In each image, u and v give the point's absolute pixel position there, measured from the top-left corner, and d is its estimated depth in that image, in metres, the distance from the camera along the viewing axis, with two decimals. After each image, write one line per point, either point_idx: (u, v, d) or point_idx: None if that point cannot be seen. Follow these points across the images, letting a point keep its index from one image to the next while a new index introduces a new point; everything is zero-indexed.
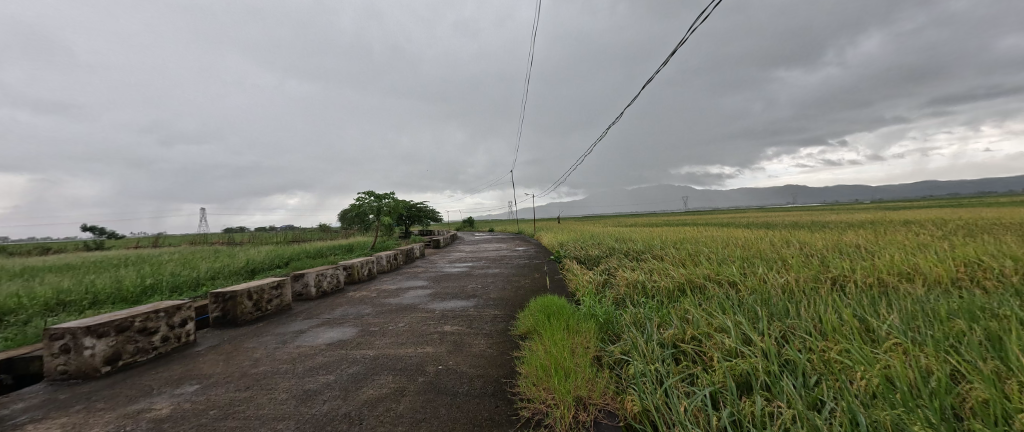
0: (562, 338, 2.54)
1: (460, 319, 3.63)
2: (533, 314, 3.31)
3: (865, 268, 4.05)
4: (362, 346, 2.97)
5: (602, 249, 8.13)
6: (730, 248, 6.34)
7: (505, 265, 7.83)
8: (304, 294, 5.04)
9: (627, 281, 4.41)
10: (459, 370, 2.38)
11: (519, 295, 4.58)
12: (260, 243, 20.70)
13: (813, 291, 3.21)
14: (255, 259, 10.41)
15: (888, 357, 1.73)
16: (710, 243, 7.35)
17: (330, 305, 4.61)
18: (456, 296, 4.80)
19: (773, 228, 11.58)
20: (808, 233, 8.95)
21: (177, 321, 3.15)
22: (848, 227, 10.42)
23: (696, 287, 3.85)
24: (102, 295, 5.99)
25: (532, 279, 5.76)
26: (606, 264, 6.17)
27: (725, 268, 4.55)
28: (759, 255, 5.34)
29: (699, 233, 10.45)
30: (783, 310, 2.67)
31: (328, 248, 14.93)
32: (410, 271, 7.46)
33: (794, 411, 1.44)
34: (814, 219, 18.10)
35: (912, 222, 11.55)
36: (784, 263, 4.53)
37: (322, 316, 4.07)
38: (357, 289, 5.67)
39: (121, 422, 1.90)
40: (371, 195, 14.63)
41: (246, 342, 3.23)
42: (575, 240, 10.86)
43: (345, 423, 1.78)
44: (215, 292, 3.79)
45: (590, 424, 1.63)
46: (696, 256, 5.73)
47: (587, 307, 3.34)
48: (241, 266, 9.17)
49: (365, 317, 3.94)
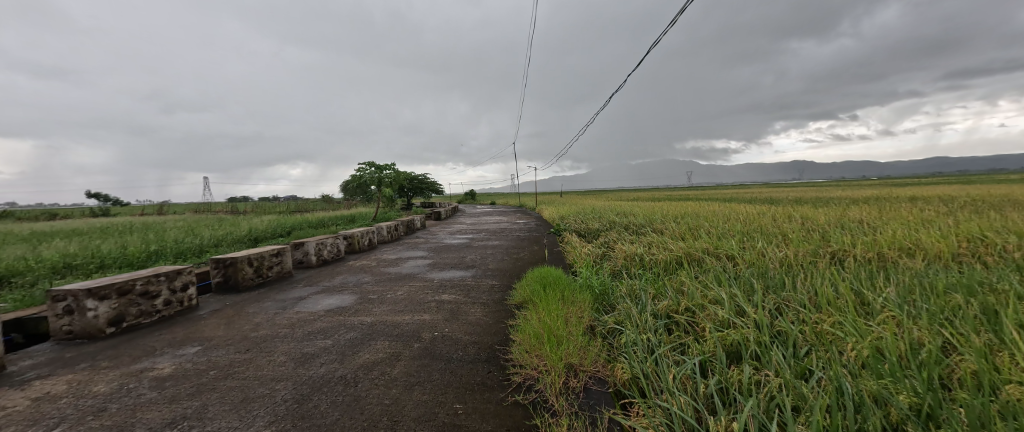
0: (557, 308, 2.57)
1: (458, 288, 3.68)
2: (529, 284, 3.34)
3: (865, 244, 4.02)
4: (361, 313, 3.02)
5: (602, 223, 8.13)
6: (732, 222, 6.30)
7: (505, 237, 7.87)
8: (305, 262, 5.10)
9: (625, 254, 4.41)
10: (455, 336, 2.43)
11: (517, 266, 4.61)
12: (264, 212, 20.88)
13: (811, 265, 3.21)
14: (258, 228, 10.50)
15: (880, 329, 1.73)
16: (712, 217, 7.31)
17: (330, 274, 4.67)
18: (455, 266, 4.85)
19: (776, 203, 11.47)
20: (811, 208, 8.88)
21: (178, 286, 3.20)
22: (853, 203, 10.30)
23: (695, 260, 3.86)
24: (108, 260, 6.10)
25: (532, 250, 5.79)
26: (605, 237, 6.17)
27: (724, 242, 4.53)
28: (760, 229, 5.32)
29: (701, 207, 10.38)
30: (778, 282, 2.67)
31: (328, 219, 15.01)
32: (411, 241, 7.51)
33: (781, 380, 1.45)
34: (821, 195, 17.93)
35: (919, 198, 11.42)
36: (784, 237, 4.51)
37: (322, 284, 4.13)
38: (358, 258, 5.73)
39: (125, 381, 1.96)
40: (371, 165, 14.54)
41: (247, 307, 3.28)
42: (576, 214, 10.83)
43: (341, 385, 1.82)
44: (215, 258, 3.83)
45: (579, 391, 1.66)
46: (696, 229, 5.71)
47: (583, 278, 3.37)
48: (243, 234, 9.26)
49: (364, 285, 3.99)
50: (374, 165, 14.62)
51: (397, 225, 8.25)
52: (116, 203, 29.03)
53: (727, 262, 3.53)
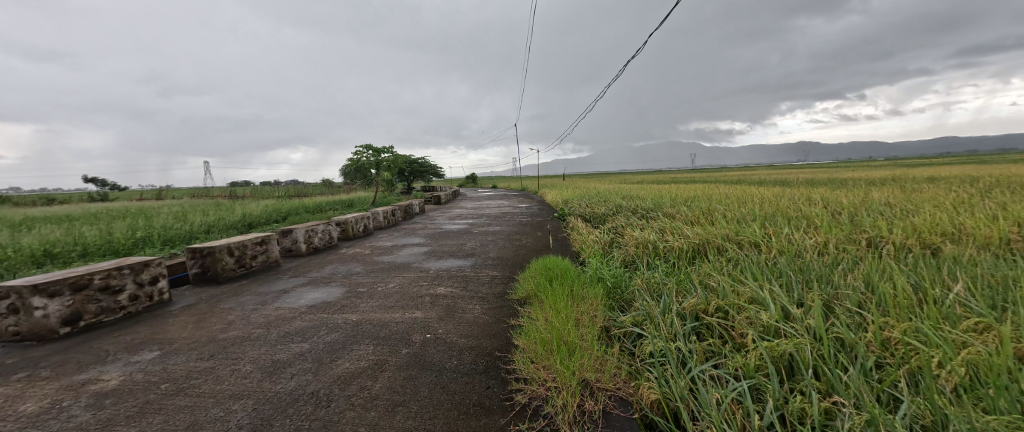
0: (566, 306, 2.24)
1: (455, 280, 3.36)
2: (533, 276, 3.03)
3: (903, 229, 3.64)
4: (346, 310, 2.71)
5: (609, 207, 7.76)
6: (748, 206, 5.93)
7: (506, 222, 7.52)
8: (294, 251, 4.80)
9: (637, 241, 4.07)
10: (449, 340, 2.12)
11: (520, 254, 4.29)
12: (263, 197, 20.58)
13: (849, 254, 2.87)
14: (252, 214, 10.16)
15: (972, 339, 1.40)
16: (725, 200, 6.92)
17: (320, 263, 4.37)
18: (453, 255, 4.52)
19: (789, 185, 11.00)
20: (828, 190, 8.43)
21: (146, 279, 2.90)
22: (869, 184, 9.83)
23: (713, 248, 3.53)
24: (92, 247, 5.83)
25: (535, 237, 5.46)
26: (613, 222, 5.82)
27: (744, 227, 4.17)
28: (780, 214, 4.95)
29: (710, 190, 9.96)
30: (819, 275, 2.34)
31: (326, 203, 14.68)
32: (408, 228, 7.18)
33: (862, 414, 1.13)
34: (833, 176, 17.33)
35: (939, 178, 10.90)
36: (811, 222, 4.14)
37: (309, 275, 3.82)
38: (351, 245, 5.41)
39: (59, 397, 1.66)
40: (368, 148, 14.11)
41: (222, 302, 2.98)
42: (580, 197, 10.43)
43: (310, 406, 1.52)
44: (192, 248, 3.54)
45: (600, 417, 1.35)
46: (711, 213, 5.35)
47: (593, 270, 3.05)
48: (236, 220, 8.94)
49: (354, 276, 3.69)
50: (372, 147, 14.17)
51: (395, 210, 7.91)
52: (115, 188, 28.74)
53: (752, 251, 3.19)
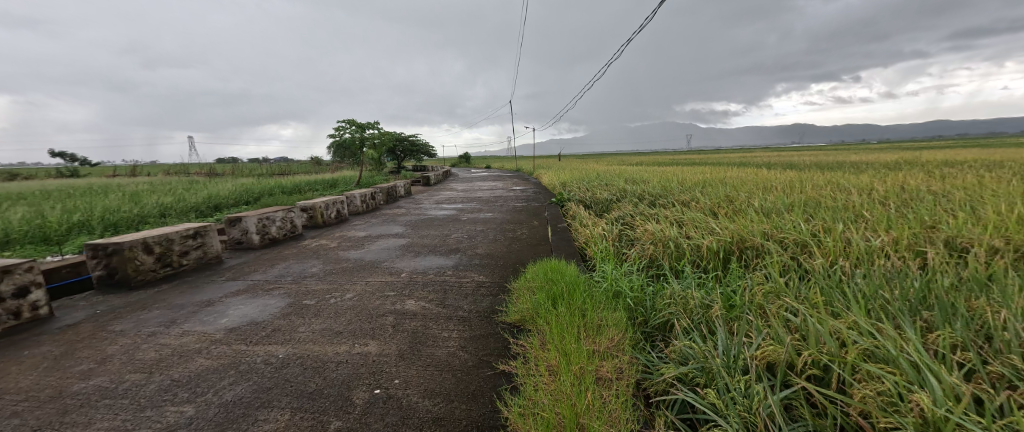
0: (580, 350, 1.56)
1: (431, 289, 2.66)
2: (531, 288, 2.35)
3: (978, 225, 2.99)
4: (275, 337, 1.99)
5: (612, 191, 7.06)
6: (773, 193, 5.22)
7: (498, 208, 6.74)
8: (244, 243, 4.03)
9: (654, 237, 3.41)
10: (406, 401, 1.43)
11: (513, 251, 3.59)
12: (243, 175, 19.43)
13: (937, 263, 2.22)
14: (219, 194, 9.21)
15: None
16: (741, 186, 6.26)
17: (272, 259, 3.62)
18: (433, 251, 3.77)
19: (800, 169, 10.36)
20: (848, 175, 7.73)
21: (8, 291, 2.15)
22: (887, 168, 9.23)
23: (750, 252, 2.89)
24: (13, 233, 4.99)
25: (531, 228, 4.71)
26: (620, 210, 5.14)
27: (780, 219, 3.51)
28: (814, 203, 4.30)
29: (718, 173, 9.30)
30: (930, 302, 1.68)
31: (307, 182, 13.74)
32: (389, 214, 6.38)
33: None
34: (840, 158, 16.68)
35: (959, 162, 10.29)
36: (862, 216, 3.46)
37: (250, 276, 3.07)
38: (317, 236, 4.64)
39: None
40: (351, 123, 13.11)
41: (116, 322, 2.23)
42: (578, 180, 9.66)
43: None
44: (94, 244, 2.77)
45: None
46: (733, 202, 4.65)
47: (608, 280, 2.38)
48: (199, 201, 8.04)
49: (306, 280, 2.95)
50: (355, 122, 13.11)
51: (374, 193, 7.09)
52: (88, 164, 27.21)
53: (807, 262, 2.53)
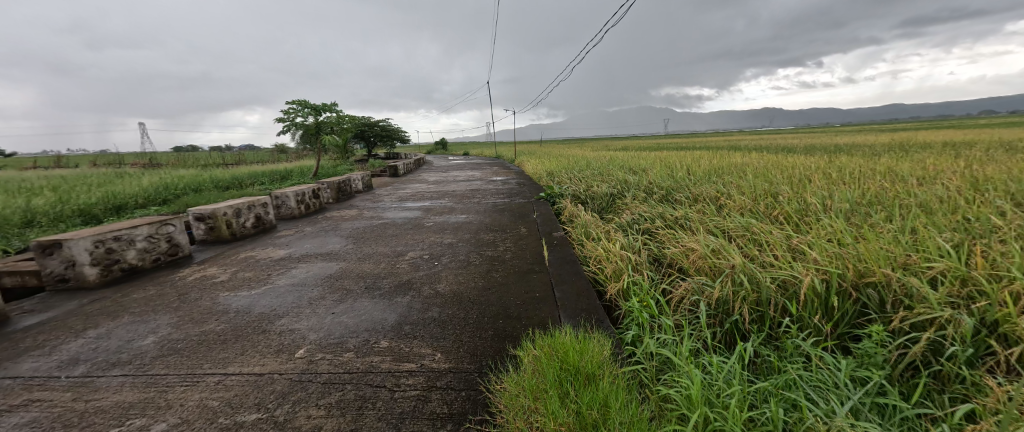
0: None
1: (338, 398, 1.38)
2: (535, 418, 1.12)
3: None
4: None
5: (611, 183, 5.88)
6: (820, 186, 4.14)
7: (474, 208, 5.38)
8: (75, 281, 2.59)
9: (708, 266, 2.25)
10: None
11: (493, 289, 2.34)
12: (185, 165, 16.97)
13: None
14: (123, 193, 7.30)
15: None
16: (765, 175, 5.23)
17: (98, 312, 2.21)
18: (371, 289, 2.45)
19: (802, 153, 9.56)
20: (873, 159, 6.83)
21: None
22: (901, 150, 8.46)
23: (875, 299, 1.80)
24: None
25: (518, 241, 3.42)
26: (632, 212, 3.96)
27: (882, 231, 2.42)
28: (892, 200, 3.24)
29: (722, 159, 8.34)
30: None
31: (252, 174, 11.86)
32: (331, 218, 4.95)
33: None
34: (833, 141, 16.14)
35: (973, 142, 9.65)
36: (997, 220, 2.41)
37: (14, 365, 1.68)
38: (209, 260, 3.21)
39: None
40: (304, 105, 11.31)
41: None
42: (567, 169, 8.37)
43: None
44: None
45: None
46: (783, 201, 3.52)
47: (691, 387, 1.19)
48: (91, 204, 6.29)
49: (111, 372, 1.59)
50: (307, 104, 11.31)
51: (317, 191, 5.58)
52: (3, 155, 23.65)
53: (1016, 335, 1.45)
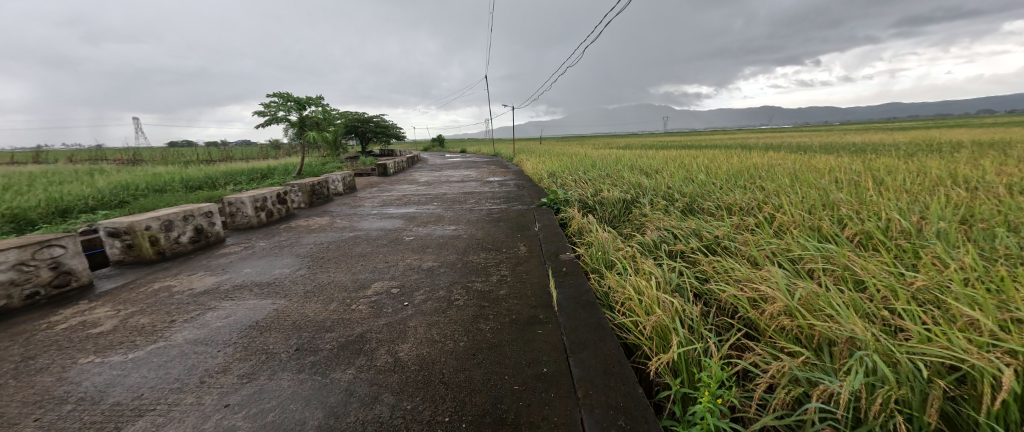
0: None
1: None
2: None
3: None
4: None
5: (623, 187, 5.11)
6: (884, 195, 3.37)
7: (465, 216, 4.60)
8: None
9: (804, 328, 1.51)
10: None
11: (479, 359, 1.58)
12: (166, 162, 16.01)
13: None
14: (73, 194, 6.46)
15: None
16: (805, 179, 4.46)
17: None
18: (301, 353, 1.69)
19: (826, 152, 8.76)
20: (917, 160, 6.05)
21: None
22: (938, 150, 7.69)
23: None
24: None
25: (517, 266, 2.67)
26: (658, 228, 3.21)
27: None
28: (1003, 219, 2.47)
29: (742, 159, 7.56)
30: None
31: (231, 172, 10.99)
32: (294, 229, 4.17)
33: None
34: (850, 139, 15.35)
35: (1013, 140, 8.86)
36: None
37: None
38: (108, 293, 2.44)
39: None
40: (286, 98, 10.45)
41: None
42: (571, 170, 7.56)
43: None
44: None
45: None
46: (852, 217, 2.77)
47: None
48: (27, 209, 5.45)
49: None
50: (290, 97, 10.45)
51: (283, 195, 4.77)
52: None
53: None
